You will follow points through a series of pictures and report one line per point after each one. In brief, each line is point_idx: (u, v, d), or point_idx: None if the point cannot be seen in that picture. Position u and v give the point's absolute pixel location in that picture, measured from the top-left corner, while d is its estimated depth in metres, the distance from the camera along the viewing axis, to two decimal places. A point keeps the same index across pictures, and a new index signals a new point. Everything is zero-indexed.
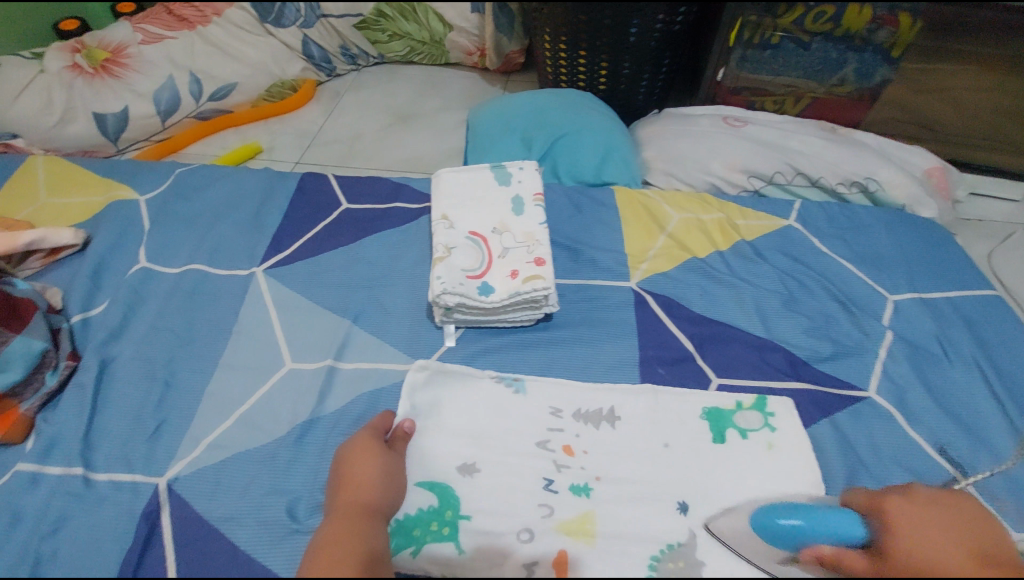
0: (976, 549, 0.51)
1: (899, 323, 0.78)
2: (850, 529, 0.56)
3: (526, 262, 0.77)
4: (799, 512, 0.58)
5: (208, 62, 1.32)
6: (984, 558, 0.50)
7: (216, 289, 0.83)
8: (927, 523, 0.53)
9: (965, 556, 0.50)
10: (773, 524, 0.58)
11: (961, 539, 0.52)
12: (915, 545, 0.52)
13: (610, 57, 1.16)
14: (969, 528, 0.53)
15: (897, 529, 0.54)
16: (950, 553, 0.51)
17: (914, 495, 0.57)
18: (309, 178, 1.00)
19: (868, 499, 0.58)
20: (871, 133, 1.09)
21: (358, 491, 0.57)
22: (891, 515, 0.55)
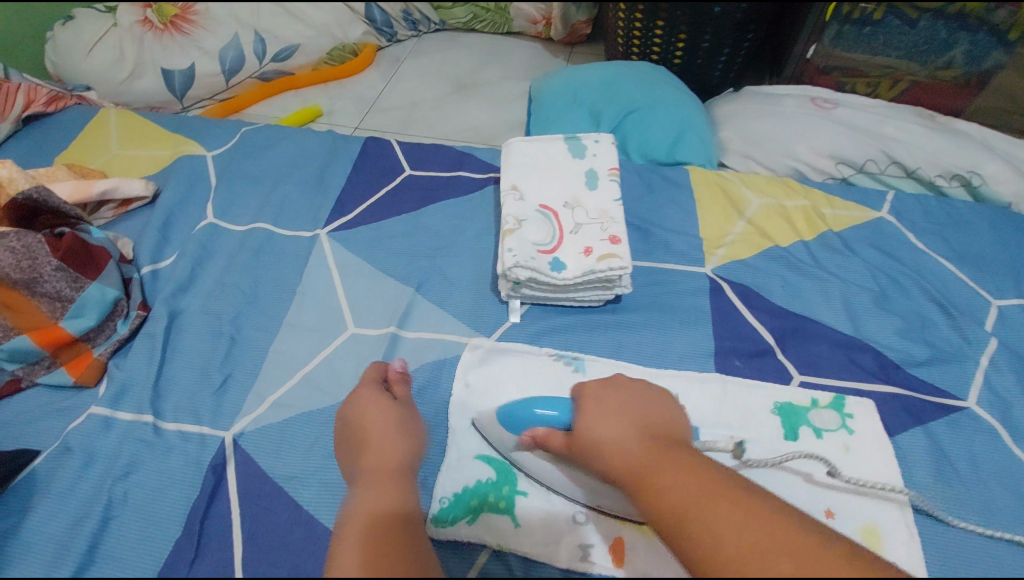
0: (650, 427, 0.51)
1: (1005, 331, 0.72)
2: (559, 415, 0.56)
3: (600, 239, 0.73)
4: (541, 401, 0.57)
5: (273, 22, 1.31)
6: (652, 435, 0.50)
7: (280, 248, 0.83)
8: (606, 411, 0.52)
9: (633, 433, 0.50)
10: (524, 410, 0.58)
11: (641, 419, 0.52)
12: (591, 426, 0.52)
13: (690, 30, 1.10)
14: (652, 413, 0.53)
15: (582, 414, 0.53)
16: (613, 434, 0.50)
17: (616, 383, 0.56)
18: (372, 143, 0.98)
19: (577, 388, 0.58)
20: (974, 125, 0.99)
21: (380, 454, 0.52)
22: (588, 400, 0.54)
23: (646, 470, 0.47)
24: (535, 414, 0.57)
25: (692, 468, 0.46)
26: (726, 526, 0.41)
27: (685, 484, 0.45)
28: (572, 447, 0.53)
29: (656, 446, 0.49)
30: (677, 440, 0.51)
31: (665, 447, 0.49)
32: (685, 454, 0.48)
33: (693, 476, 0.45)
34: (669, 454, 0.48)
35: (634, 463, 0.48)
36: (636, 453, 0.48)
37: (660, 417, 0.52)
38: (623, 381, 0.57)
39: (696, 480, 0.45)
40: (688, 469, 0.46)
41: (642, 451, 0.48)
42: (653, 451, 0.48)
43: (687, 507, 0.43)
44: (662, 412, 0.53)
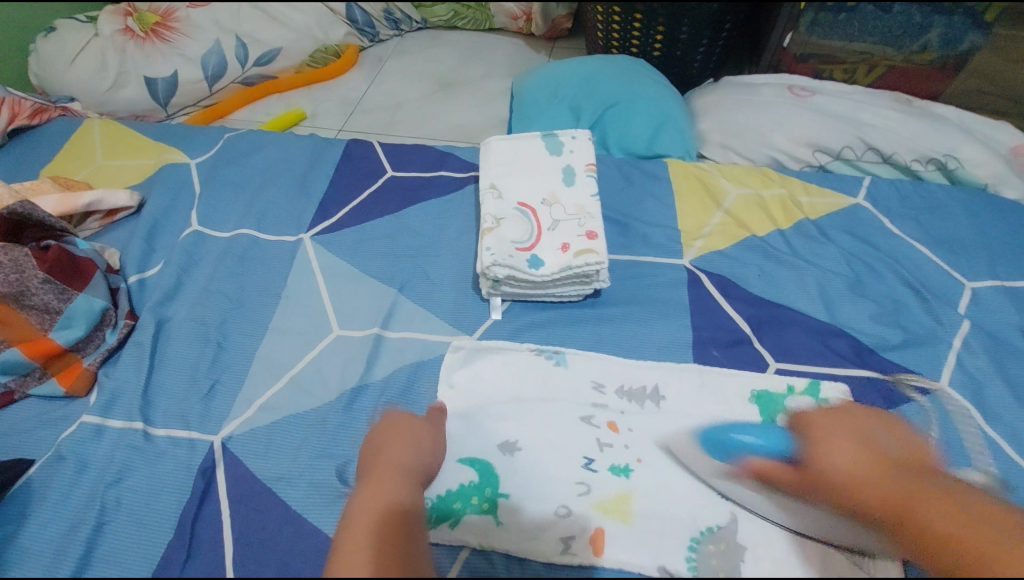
0: (893, 458, 0.55)
1: (978, 312, 0.73)
2: (774, 444, 0.61)
3: (578, 235, 0.74)
4: (750, 431, 0.63)
5: (254, 26, 1.31)
6: (897, 465, 0.54)
7: (265, 254, 0.84)
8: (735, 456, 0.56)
9: (869, 464, 0.54)
10: (721, 439, 0.63)
11: (875, 449, 0.56)
12: (829, 458, 0.56)
13: (667, 21, 1.10)
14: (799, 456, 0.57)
15: (821, 445, 0.58)
16: (849, 462, 0.55)
17: (853, 413, 0.62)
18: (354, 145, 0.99)
19: (795, 416, 0.63)
20: (950, 108, 0.99)
21: (393, 458, 0.54)
22: (816, 430, 0.60)
23: (901, 501, 0.51)
24: (745, 443, 0.62)
25: (937, 504, 0.50)
26: (992, 549, 0.46)
27: (944, 515, 0.49)
28: (802, 478, 0.57)
29: (900, 475, 0.53)
30: (919, 470, 0.54)
31: (905, 475, 0.53)
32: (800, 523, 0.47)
33: (947, 508, 0.50)
34: (920, 491, 0.51)
35: (877, 491, 0.52)
36: (881, 489, 0.52)
37: (893, 444, 0.57)
38: (844, 409, 0.63)
39: (897, 489, 0.52)
40: (939, 500, 0.51)
41: (896, 484, 0.52)
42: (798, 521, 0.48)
43: (947, 532, 0.48)
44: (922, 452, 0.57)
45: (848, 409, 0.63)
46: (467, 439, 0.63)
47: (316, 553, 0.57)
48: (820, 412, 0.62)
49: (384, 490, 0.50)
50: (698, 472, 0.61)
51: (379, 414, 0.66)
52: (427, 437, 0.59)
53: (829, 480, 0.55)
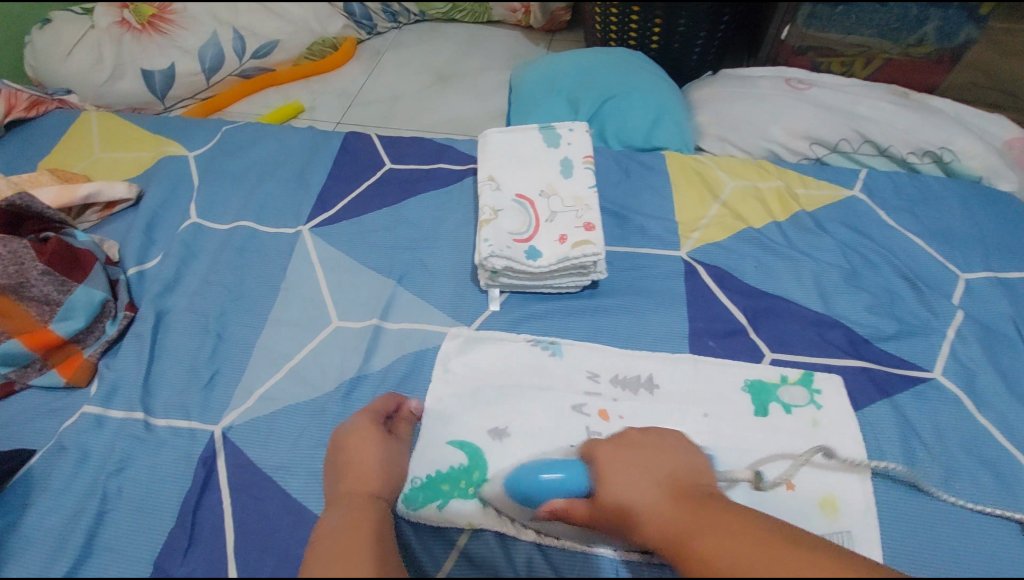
0: (680, 488, 0.51)
1: (972, 303, 0.73)
2: (577, 481, 0.55)
3: (575, 226, 0.74)
4: (545, 470, 0.57)
5: (252, 19, 1.31)
6: (681, 496, 0.50)
7: (264, 246, 0.84)
8: (625, 469, 0.53)
9: (662, 497, 0.50)
10: (531, 479, 0.57)
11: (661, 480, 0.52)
12: (613, 487, 0.52)
13: (665, 14, 1.10)
14: (680, 465, 0.54)
15: (605, 479, 0.53)
16: (646, 498, 0.51)
17: (632, 445, 0.56)
18: (352, 138, 0.99)
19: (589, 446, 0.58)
20: (947, 101, 1.00)
21: (364, 479, 0.55)
22: (603, 462, 0.55)
23: (683, 533, 0.47)
24: (545, 481, 0.56)
25: (739, 526, 0.46)
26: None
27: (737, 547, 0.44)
28: (597, 512, 0.52)
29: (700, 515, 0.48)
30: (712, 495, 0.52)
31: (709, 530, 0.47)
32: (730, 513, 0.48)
33: (738, 539, 0.45)
34: (716, 521, 0.47)
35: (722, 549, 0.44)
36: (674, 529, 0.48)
37: (684, 480, 0.52)
38: (645, 437, 0.58)
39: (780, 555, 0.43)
40: (735, 542, 0.45)
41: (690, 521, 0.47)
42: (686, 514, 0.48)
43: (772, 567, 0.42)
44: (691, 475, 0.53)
45: (603, 445, 0.57)
46: (468, 430, 0.64)
47: None
48: (604, 442, 0.58)
49: (366, 512, 0.51)
50: None
51: None
52: (395, 447, 0.60)
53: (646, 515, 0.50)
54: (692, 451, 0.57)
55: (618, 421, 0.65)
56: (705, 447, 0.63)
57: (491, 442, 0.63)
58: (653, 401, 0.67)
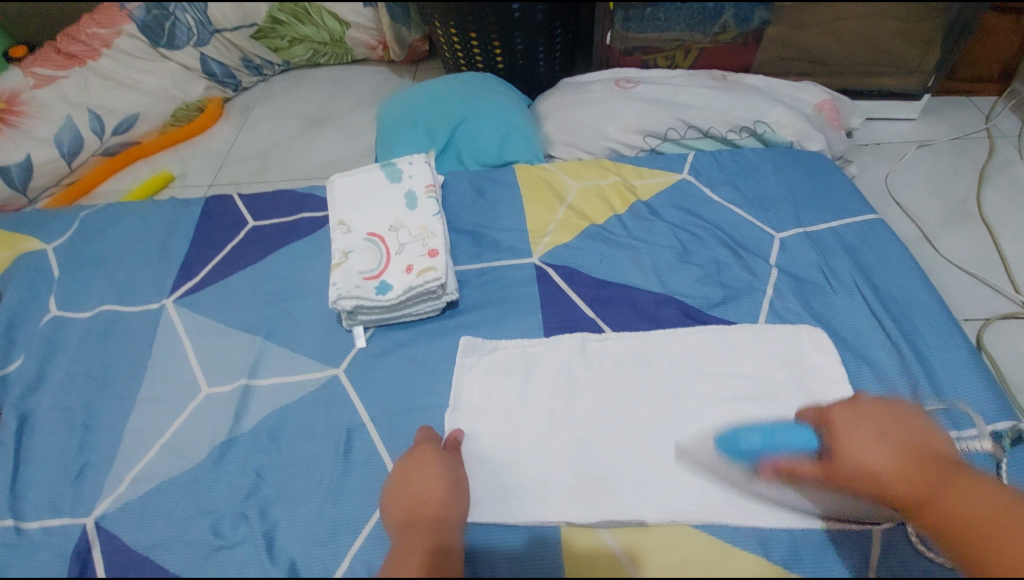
0: (920, 452, 0.56)
1: (785, 258, 0.82)
2: (804, 442, 0.60)
3: (420, 254, 0.79)
4: (762, 433, 0.63)
5: (105, 96, 1.29)
6: (924, 458, 0.55)
7: (127, 326, 0.84)
8: (861, 430, 0.58)
9: (899, 454, 0.55)
10: (734, 444, 0.64)
11: (904, 444, 0.56)
12: (859, 453, 0.56)
13: (500, 36, 1.17)
14: (914, 430, 0.58)
15: (411, 491, 0.59)
16: (886, 462, 0.55)
17: (865, 406, 0.61)
18: (213, 202, 1.00)
19: (815, 414, 0.63)
20: (760, 77, 1.13)
21: None
22: (838, 425, 0.59)
23: (929, 490, 0.53)
24: (760, 446, 0.62)
25: (968, 492, 0.52)
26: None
27: (971, 510, 0.51)
28: (830, 471, 0.57)
29: (927, 469, 0.54)
30: (951, 467, 0.55)
31: (936, 470, 0.54)
32: (961, 482, 0.53)
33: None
34: (951, 486, 0.53)
35: (903, 480, 0.54)
36: (911, 477, 0.54)
37: (415, 523, 0.55)
38: (874, 402, 0.62)
39: (919, 473, 0.54)
40: (998, 516, 0.50)
41: (917, 475, 0.54)
42: (923, 471, 0.54)
43: (983, 524, 0.50)
44: (423, 499, 0.58)
45: (865, 399, 0.63)
46: (344, 477, 0.67)
47: None
48: (417, 449, 0.65)
49: None
50: (555, 448, 0.68)
51: (253, 461, 0.69)
52: None
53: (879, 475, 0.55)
54: (925, 422, 0.60)
55: (486, 436, 0.69)
56: (565, 444, 0.68)
57: (356, 470, 0.67)
58: (517, 407, 0.72)
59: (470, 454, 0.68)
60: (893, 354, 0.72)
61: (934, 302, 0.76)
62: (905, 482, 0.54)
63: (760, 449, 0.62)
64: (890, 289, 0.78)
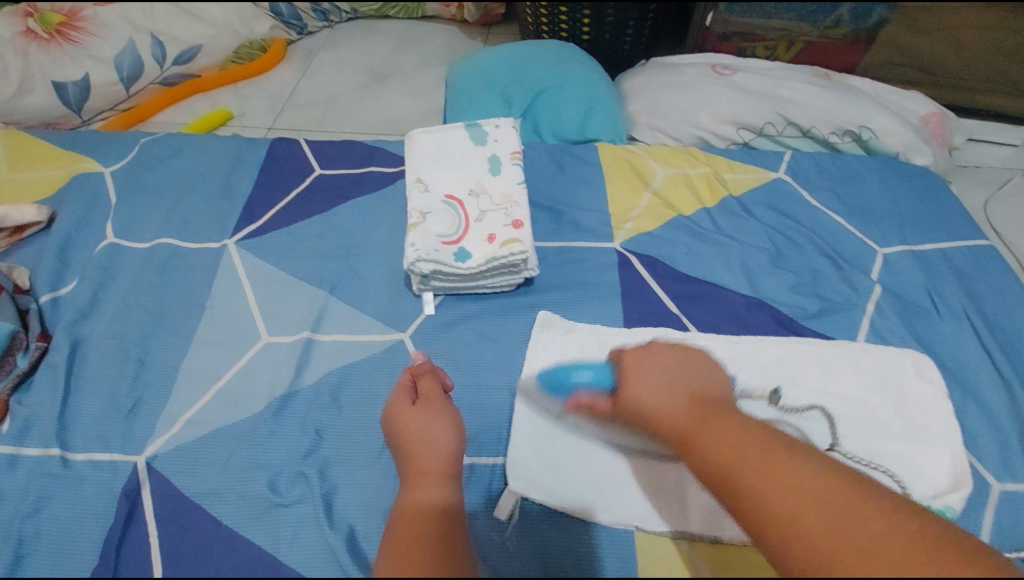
0: (694, 391, 0.55)
1: (888, 276, 0.77)
2: (599, 377, 0.62)
3: (504, 225, 0.74)
4: (588, 370, 0.63)
5: (170, 23, 1.25)
6: (693, 396, 0.54)
7: (187, 263, 0.81)
8: (648, 371, 0.57)
9: (673, 392, 0.55)
10: (554, 376, 0.65)
11: (688, 387, 0.55)
12: (636, 391, 0.56)
13: (592, 4, 1.10)
14: (700, 377, 0.57)
15: (413, 447, 0.54)
16: (658, 396, 0.55)
17: (659, 350, 0.60)
18: (279, 144, 0.96)
19: (619, 355, 0.62)
20: (867, 78, 1.05)
21: None
22: (629, 362, 0.60)
23: (689, 425, 0.51)
24: (577, 381, 0.63)
25: (729, 424, 0.50)
26: (843, 540, 0.40)
27: (723, 443, 0.48)
28: (615, 406, 0.58)
29: (698, 406, 0.53)
30: (718, 406, 0.54)
31: (698, 406, 0.53)
32: (731, 417, 0.51)
33: (761, 461, 0.46)
34: (710, 418, 0.51)
35: (670, 418, 0.53)
36: (678, 413, 0.53)
37: (424, 481, 0.50)
38: (660, 350, 0.61)
39: (682, 407, 0.53)
40: (745, 444, 0.47)
41: (684, 411, 0.53)
42: (695, 408, 0.53)
43: (730, 455, 0.47)
44: (430, 455, 0.53)
45: (661, 346, 0.62)
46: None
47: (248, 566, 0.56)
48: (401, 405, 0.59)
49: None
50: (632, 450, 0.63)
51: (312, 419, 0.65)
52: None
53: (647, 411, 0.55)
54: (710, 373, 0.59)
55: (557, 422, 0.65)
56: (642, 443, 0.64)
57: None
58: None
59: (541, 439, 0.64)
60: (1003, 395, 0.67)
61: None
62: (672, 417, 0.53)
63: (578, 381, 0.63)
64: (1001, 321, 0.73)
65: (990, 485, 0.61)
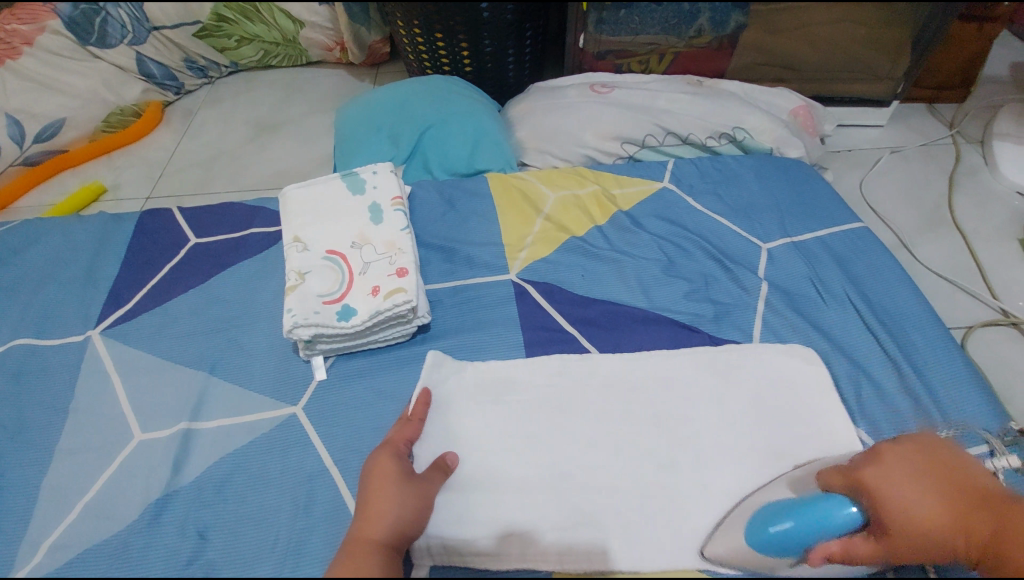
0: (950, 494, 0.51)
1: (774, 271, 0.79)
2: (849, 519, 0.49)
3: (388, 275, 0.71)
4: (795, 513, 0.51)
5: (26, 98, 1.13)
6: (954, 497, 0.51)
7: (46, 364, 0.73)
8: (910, 490, 0.51)
9: (945, 511, 0.50)
10: (765, 535, 0.52)
11: (949, 491, 0.51)
12: (911, 513, 0.50)
13: (468, 37, 1.10)
14: (952, 477, 0.52)
15: (370, 512, 0.53)
16: (937, 514, 0.50)
17: (894, 459, 0.54)
18: (150, 217, 0.90)
19: (844, 477, 0.53)
20: (736, 81, 1.09)
21: None
22: (870, 484, 0.51)
23: (998, 547, 0.48)
24: (795, 532, 0.50)
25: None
26: None
27: None
28: (885, 545, 0.50)
29: (973, 509, 0.50)
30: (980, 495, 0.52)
31: (982, 505, 0.51)
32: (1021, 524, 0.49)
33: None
34: (1007, 525, 0.49)
35: (951, 533, 0.50)
36: (959, 529, 0.50)
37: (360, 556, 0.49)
38: (898, 448, 0.55)
39: (981, 520, 0.50)
40: None
41: (962, 519, 0.50)
42: (977, 517, 0.50)
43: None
44: (377, 526, 0.52)
45: (883, 446, 0.56)
46: (305, 539, 0.58)
47: None
48: (389, 457, 0.57)
49: None
50: (545, 493, 0.60)
51: (194, 520, 0.59)
52: None
53: (925, 534, 0.50)
54: (935, 447, 0.56)
55: (463, 472, 0.62)
56: (553, 478, 0.61)
57: (315, 527, 0.59)
58: (498, 440, 0.64)
59: (449, 493, 0.60)
60: (890, 371, 0.69)
61: (927, 316, 0.74)
62: (959, 534, 0.50)
63: (819, 533, 0.50)
64: (881, 300, 0.76)
65: None
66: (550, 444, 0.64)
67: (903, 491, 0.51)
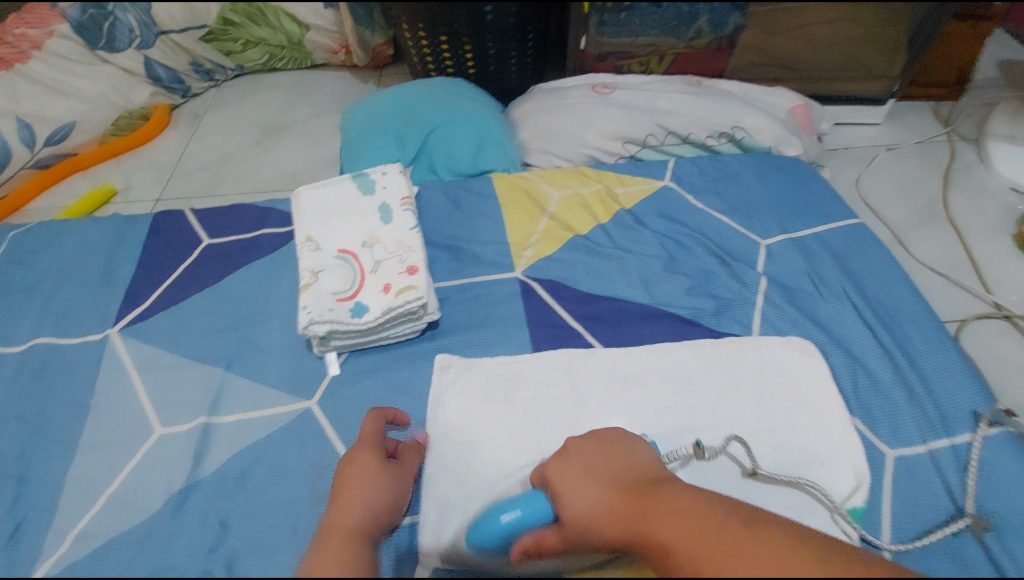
0: (623, 485, 0.53)
1: (773, 267, 0.81)
2: (543, 509, 0.54)
3: (399, 273, 0.73)
4: (514, 507, 0.55)
5: (37, 102, 1.15)
6: (625, 490, 0.52)
7: (67, 362, 0.75)
8: (577, 482, 0.54)
9: (610, 499, 0.52)
10: (487, 528, 0.55)
11: (615, 483, 0.53)
12: (577, 508, 0.52)
13: (472, 40, 1.13)
14: (629, 471, 0.55)
15: (350, 497, 0.54)
16: (593, 504, 0.52)
17: (577, 456, 0.57)
18: (163, 218, 0.92)
19: (541, 475, 0.58)
20: (734, 81, 1.12)
21: None
22: (555, 481, 0.56)
23: (643, 530, 0.48)
24: (511, 523, 0.54)
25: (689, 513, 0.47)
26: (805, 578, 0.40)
27: (684, 531, 0.45)
28: (567, 535, 0.52)
29: (635, 499, 0.50)
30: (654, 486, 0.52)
31: (642, 494, 0.51)
32: (670, 500, 0.49)
33: (681, 523, 0.46)
34: (655, 505, 0.49)
35: (606, 525, 0.50)
36: (618, 516, 0.50)
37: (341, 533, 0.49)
38: (586, 443, 0.59)
39: (630, 511, 0.50)
40: (681, 523, 0.46)
41: (620, 508, 0.50)
42: (630, 506, 0.50)
43: (692, 550, 0.44)
44: (354, 508, 0.53)
45: (574, 445, 0.59)
46: None
47: None
48: (368, 451, 0.60)
49: None
50: None
51: (215, 510, 0.61)
52: None
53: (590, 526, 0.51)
54: (638, 450, 0.58)
55: (474, 464, 0.64)
56: None
57: None
58: (507, 432, 0.67)
59: (462, 482, 0.63)
60: (885, 363, 0.71)
61: (922, 309, 0.76)
62: (614, 524, 0.50)
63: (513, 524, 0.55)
64: (878, 295, 0.78)
65: (883, 454, 0.65)
66: (559, 436, 0.66)
67: (594, 474, 0.55)
